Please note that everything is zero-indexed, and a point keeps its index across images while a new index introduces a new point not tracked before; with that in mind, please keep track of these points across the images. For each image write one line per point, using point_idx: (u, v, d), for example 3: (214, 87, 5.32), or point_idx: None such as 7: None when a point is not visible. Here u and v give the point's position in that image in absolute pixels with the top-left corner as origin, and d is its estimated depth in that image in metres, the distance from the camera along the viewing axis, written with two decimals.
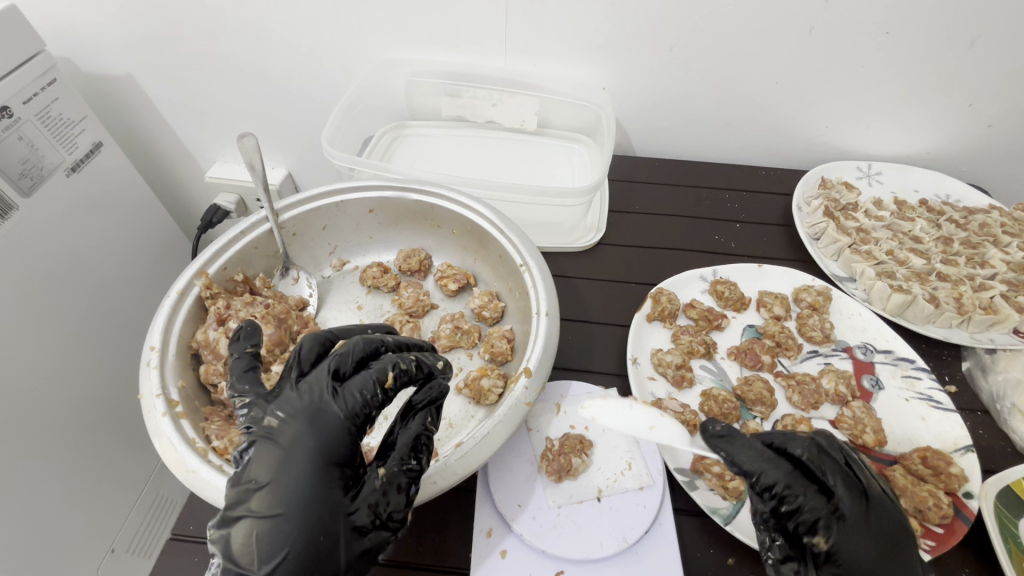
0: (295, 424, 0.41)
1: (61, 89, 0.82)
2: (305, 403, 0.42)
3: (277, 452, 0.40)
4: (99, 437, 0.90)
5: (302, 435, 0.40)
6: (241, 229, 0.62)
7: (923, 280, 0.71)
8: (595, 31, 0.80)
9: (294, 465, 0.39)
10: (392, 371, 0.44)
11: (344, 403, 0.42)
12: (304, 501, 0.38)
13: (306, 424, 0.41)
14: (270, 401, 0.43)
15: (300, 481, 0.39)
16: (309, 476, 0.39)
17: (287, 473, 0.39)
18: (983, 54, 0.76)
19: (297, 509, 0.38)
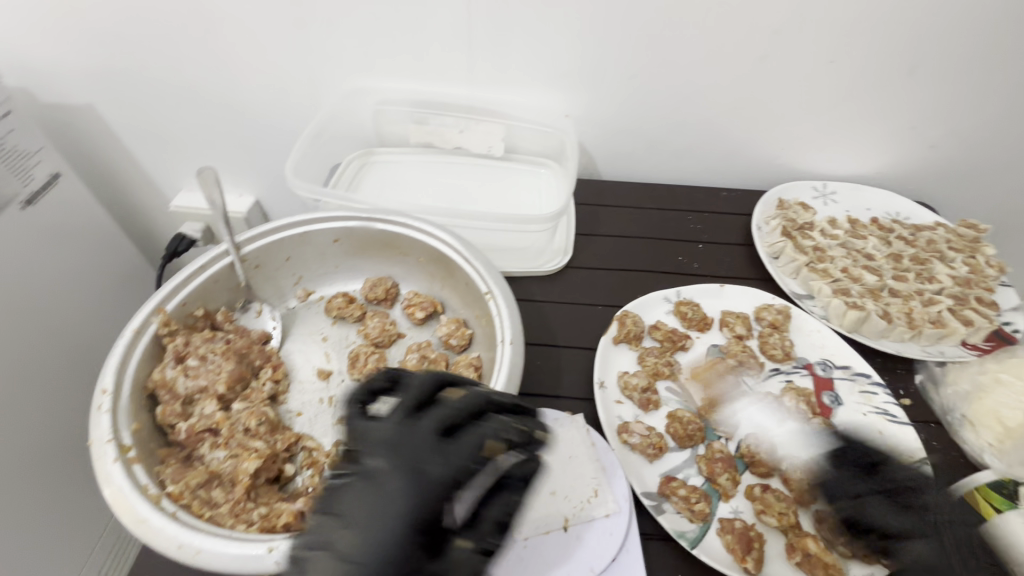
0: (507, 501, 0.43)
1: (16, 121, 0.80)
2: (446, 458, 0.41)
3: (376, 494, 0.39)
4: (59, 479, 0.86)
5: (402, 486, 0.39)
6: (201, 264, 0.62)
7: (877, 296, 0.74)
8: (557, 61, 0.83)
9: (388, 513, 0.38)
10: (501, 440, 0.44)
11: (450, 463, 0.41)
12: (386, 554, 0.36)
13: (407, 477, 0.40)
14: (382, 439, 0.43)
15: (389, 534, 0.37)
16: (397, 532, 0.37)
17: (380, 520, 0.38)
18: (920, 81, 0.81)
19: (381, 560, 0.36)
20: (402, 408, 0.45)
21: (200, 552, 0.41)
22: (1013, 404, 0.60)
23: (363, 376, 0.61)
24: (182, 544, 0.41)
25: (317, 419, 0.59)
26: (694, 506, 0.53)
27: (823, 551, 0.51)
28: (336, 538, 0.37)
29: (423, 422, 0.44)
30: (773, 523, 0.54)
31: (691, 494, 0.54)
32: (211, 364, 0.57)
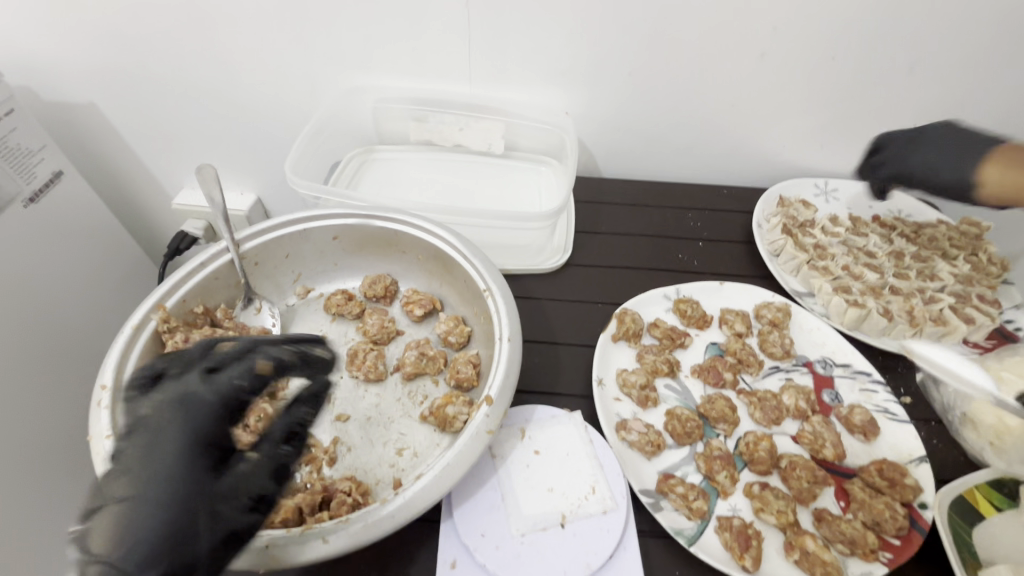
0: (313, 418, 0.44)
1: (20, 119, 0.81)
2: (221, 389, 0.41)
3: (145, 439, 0.37)
4: (63, 475, 0.86)
5: (172, 422, 0.38)
6: (201, 261, 0.62)
7: (878, 294, 0.73)
8: (557, 58, 0.82)
9: (159, 452, 0.36)
10: (269, 363, 0.44)
11: (220, 390, 0.41)
12: (171, 482, 0.35)
13: (178, 411, 0.39)
14: (143, 396, 0.40)
15: (168, 467, 0.36)
16: (175, 464, 0.36)
17: (152, 458, 0.36)
18: (923, 78, 0.80)
19: (166, 490, 0.35)
20: (177, 364, 0.42)
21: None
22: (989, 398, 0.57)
23: (361, 373, 0.61)
24: None
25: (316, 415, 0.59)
26: (692, 504, 0.53)
27: (823, 549, 0.51)
28: (114, 487, 0.35)
29: (187, 371, 0.42)
30: (771, 521, 0.54)
31: (689, 492, 0.54)
32: None
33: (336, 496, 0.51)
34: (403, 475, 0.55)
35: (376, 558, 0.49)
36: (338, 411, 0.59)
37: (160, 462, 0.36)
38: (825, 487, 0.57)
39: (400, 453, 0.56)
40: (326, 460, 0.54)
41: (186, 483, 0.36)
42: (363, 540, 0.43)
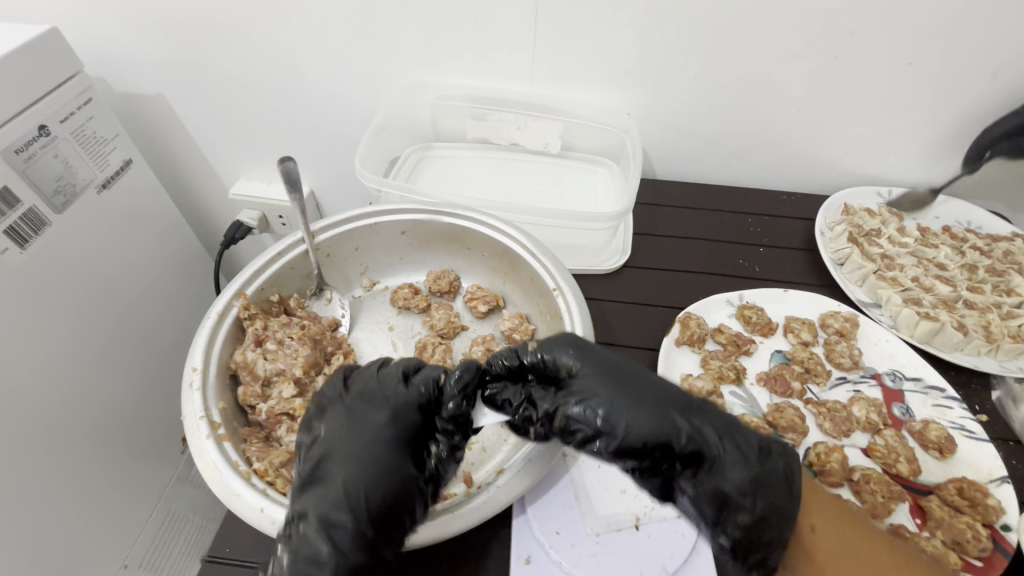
0: (602, 389, 0.46)
1: (96, 108, 0.84)
2: (393, 407, 0.47)
3: (334, 459, 0.43)
4: (117, 453, 0.90)
5: (350, 446, 0.44)
6: (278, 251, 0.63)
7: (950, 307, 0.72)
8: (621, 58, 0.82)
9: (345, 475, 0.43)
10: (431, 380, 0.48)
11: (389, 411, 0.47)
12: (356, 507, 0.41)
13: (347, 425, 0.46)
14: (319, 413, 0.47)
15: (354, 490, 0.42)
16: (361, 488, 0.42)
17: (343, 479, 0.42)
18: (1004, 85, 0.77)
19: (352, 514, 0.41)
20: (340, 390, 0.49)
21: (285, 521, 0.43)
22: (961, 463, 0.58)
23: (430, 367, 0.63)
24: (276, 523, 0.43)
25: None
26: None
27: None
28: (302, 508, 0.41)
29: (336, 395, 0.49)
30: None
31: None
32: (288, 349, 0.59)
33: None
34: (471, 468, 0.56)
35: (449, 549, 0.49)
36: None
37: (342, 510, 0.41)
38: (901, 503, 0.56)
39: (469, 447, 0.58)
40: None
41: (366, 511, 0.41)
42: (446, 531, 0.45)
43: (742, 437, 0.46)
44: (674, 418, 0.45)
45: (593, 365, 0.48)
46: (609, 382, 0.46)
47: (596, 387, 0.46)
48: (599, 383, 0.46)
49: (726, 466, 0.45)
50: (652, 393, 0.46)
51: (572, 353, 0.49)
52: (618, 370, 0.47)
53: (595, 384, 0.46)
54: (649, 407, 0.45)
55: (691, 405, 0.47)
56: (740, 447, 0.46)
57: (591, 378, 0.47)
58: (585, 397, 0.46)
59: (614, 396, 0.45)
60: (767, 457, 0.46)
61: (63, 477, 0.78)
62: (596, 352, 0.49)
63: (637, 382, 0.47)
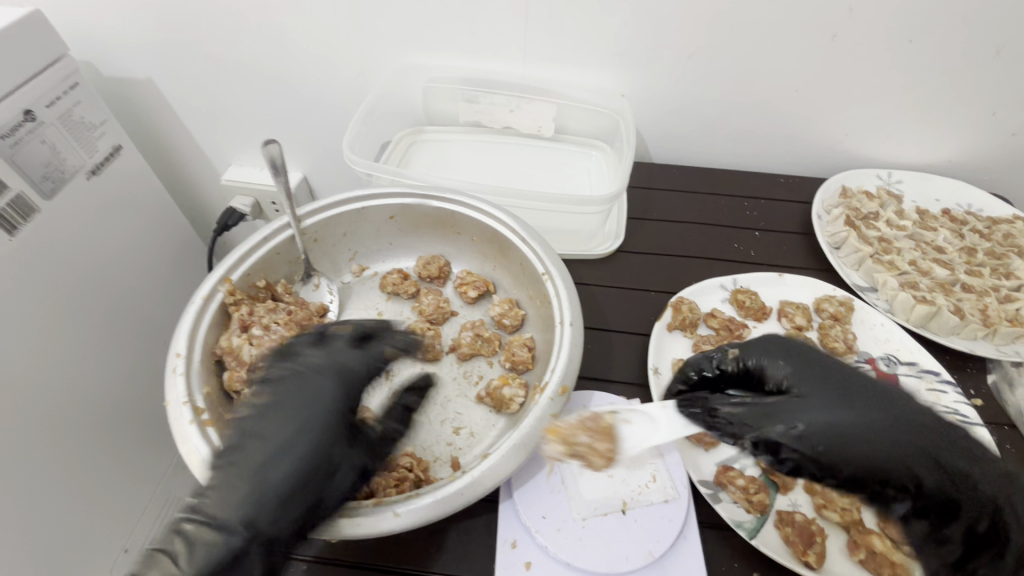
0: (828, 403, 0.46)
1: (82, 93, 0.83)
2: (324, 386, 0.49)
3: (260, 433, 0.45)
4: (115, 439, 0.90)
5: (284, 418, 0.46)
6: (264, 236, 0.63)
7: (947, 291, 0.71)
8: (615, 38, 0.80)
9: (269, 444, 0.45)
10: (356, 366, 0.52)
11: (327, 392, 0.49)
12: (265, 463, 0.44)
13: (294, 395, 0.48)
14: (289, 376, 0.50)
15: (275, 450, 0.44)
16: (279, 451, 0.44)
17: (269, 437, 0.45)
18: (1008, 63, 0.75)
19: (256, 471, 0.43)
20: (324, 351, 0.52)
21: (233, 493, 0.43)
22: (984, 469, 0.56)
23: (418, 352, 0.62)
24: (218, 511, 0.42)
25: (374, 392, 0.60)
26: (752, 497, 0.52)
27: (891, 549, 0.49)
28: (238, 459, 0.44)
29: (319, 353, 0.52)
30: (835, 519, 0.52)
31: (750, 484, 0.52)
32: (273, 333, 0.57)
33: (398, 471, 0.52)
34: (459, 454, 0.56)
35: (436, 533, 0.50)
36: (395, 388, 0.61)
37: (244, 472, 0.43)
38: None
39: (456, 432, 0.57)
40: None
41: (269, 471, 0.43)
42: (432, 514, 0.44)
43: (963, 474, 0.46)
44: (903, 447, 0.45)
45: (810, 374, 0.49)
46: (835, 397, 0.47)
47: (821, 405, 0.46)
48: (826, 396, 0.47)
49: (960, 505, 0.45)
50: (900, 409, 0.47)
51: (793, 366, 0.50)
52: (876, 387, 0.48)
53: (822, 397, 0.47)
54: (906, 428, 0.46)
55: (911, 428, 0.46)
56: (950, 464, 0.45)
57: (816, 394, 0.47)
58: (803, 421, 0.45)
59: (840, 400, 0.47)
60: (969, 480, 0.45)
61: (61, 464, 0.79)
62: (820, 365, 0.50)
63: (875, 401, 0.47)
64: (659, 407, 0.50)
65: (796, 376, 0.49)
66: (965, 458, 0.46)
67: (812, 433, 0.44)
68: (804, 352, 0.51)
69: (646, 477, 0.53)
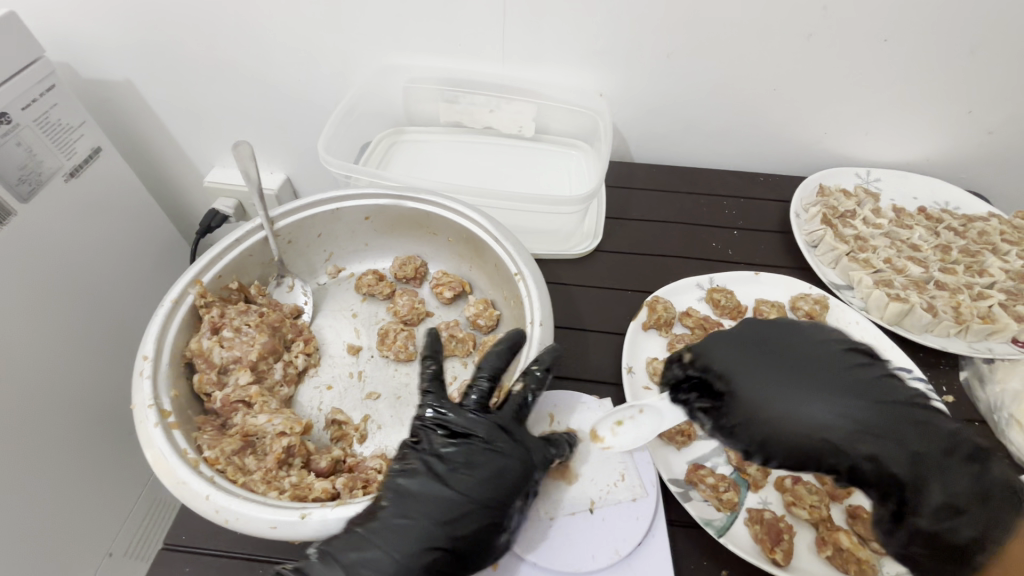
0: (760, 390, 0.46)
1: (59, 94, 0.82)
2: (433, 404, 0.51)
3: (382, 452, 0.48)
4: (97, 443, 0.90)
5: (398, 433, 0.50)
6: (237, 237, 0.63)
7: (921, 288, 0.71)
8: (593, 38, 0.80)
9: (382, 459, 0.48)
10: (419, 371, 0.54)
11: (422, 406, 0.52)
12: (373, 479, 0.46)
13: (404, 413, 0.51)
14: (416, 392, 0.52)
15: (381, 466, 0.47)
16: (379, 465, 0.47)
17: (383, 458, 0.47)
18: (982, 62, 0.76)
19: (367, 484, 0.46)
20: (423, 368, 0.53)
21: (236, 517, 0.43)
22: None
23: (391, 353, 0.62)
24: (218, 508, 0.43)
25: (346, 393, 0.60)
26: (722, 495, 0.52)
27: (858, 546, 0.49)
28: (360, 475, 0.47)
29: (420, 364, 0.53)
30: (804, 516, 0.52)
31: (719, 482, 0.53)
32: (244, 336, 0.58)
33: (366, 473, 0.52)
34: None
35: None
36: (368, 389, 0.61)
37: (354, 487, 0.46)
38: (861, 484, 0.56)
39: None
40: (356, 437, 0.56)
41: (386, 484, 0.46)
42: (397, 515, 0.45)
43: (918, 450, 0.43)
44: (848, 425, 0.44)
45: (752, 360, 0.48)
46: (774, 383, 0.46)
47: (760, 394, 0.46)
48: (761, 385, 0.46)
49: (919, 488, 0.43)
50: (843, 388, 0.46)
51: (728, 355, 0.49)
52: (818, 366, 0.47)
53: (755, 387, 0.46)
54: (848, 408, 0.45)
55: (861, 409, 0.44)
56: (906, 444, 0.43)
57: (752, 384, 0.47)
58: (734, 415, 0.46)
59: (779, 384, 0.46)
60: (942, 459, 0.43)
61: (43, 469, 0.79)
62: (765, 348, 0.49)
63: (818, 383, 0.46)
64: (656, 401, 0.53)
65: (729, 365, 0.48)
66: (919, 432, 0.44)
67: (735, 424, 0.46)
68: (752, 336, 0.51)
69: (614, 477, 0.53)
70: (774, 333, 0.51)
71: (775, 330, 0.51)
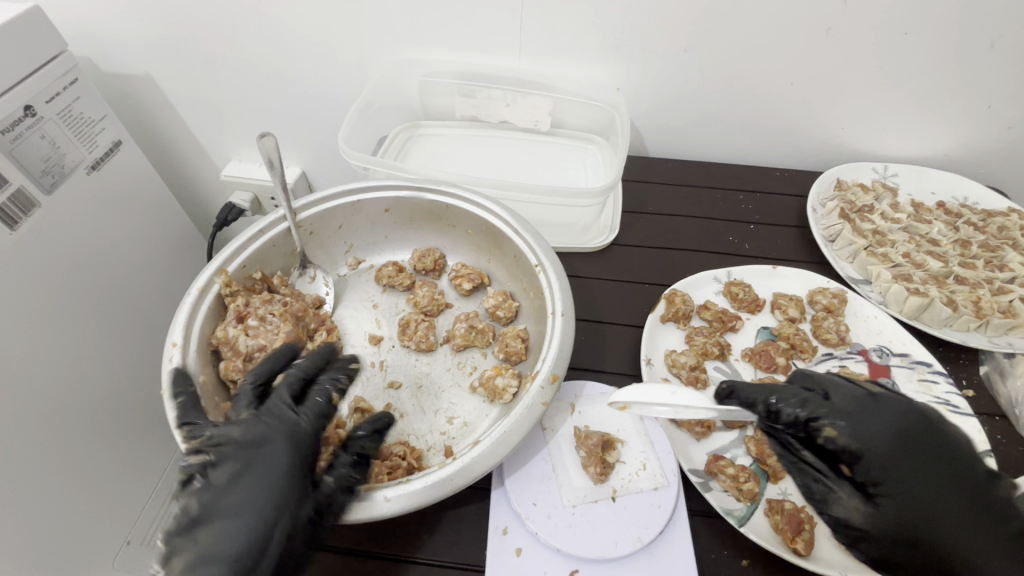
0: (903, 497, 0.45)
1: (82, 88, 0.83)
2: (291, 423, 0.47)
3: (250, 449, 0.45)
4: (118, 435, 0.91)
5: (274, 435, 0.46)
6: (260, 228, 0.64)
7: (940, 283, 0.71)
8: (609, 33, 0.80)
9: (256, 477, 0.44)
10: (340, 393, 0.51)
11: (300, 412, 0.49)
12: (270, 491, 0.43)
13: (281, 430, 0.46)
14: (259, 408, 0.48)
15: (274, 482, 0.44)
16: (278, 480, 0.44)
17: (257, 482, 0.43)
18: (1003, 56, 0.75)
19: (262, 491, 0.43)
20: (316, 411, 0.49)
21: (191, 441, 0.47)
22: None
23: (412, 343, 0.63)
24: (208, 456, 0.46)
25: (368, 382, 0.61)
26: (742, 486, 0.52)
27: None
28: (235, 490, 0.43)
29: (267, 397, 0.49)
30: None
31: (739, 473, 0.53)
32: (269, 325, 0.59)
33: (391, 459, 0.52)
34: (452, 442, 0.56)
35: (429, 521, 0.51)
36: (389, 378, 0.61)
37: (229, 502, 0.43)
38: None
39: (450, 422, 0.58)
40: None
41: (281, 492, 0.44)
42: (420, 501, 0.45)
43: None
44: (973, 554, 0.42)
45: (903, 466, 0.46)
46: (926, 497, 0.44)
47: (896, 505, 0.45)
48: (912, 496, 0.45)
49: None
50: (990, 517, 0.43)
51: (881, 456, 0.46)
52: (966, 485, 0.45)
53: (898, 493, 0.45)
54: (983, 540, 0.42)
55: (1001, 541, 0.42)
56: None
57: (899, 494, 0.45)
58: (856, 514, 0.47)
59: (918, 498, 0.44)
60: None
61: (66, 456, 0.80)
62: (919, 445, 0.46)
63: (960, 501, 0.44)
64: (724, 418, 0.51)
65: (880, 468, 0.46)
66: None
67: (871, 533, 0.45)
68: (913, 426, 0.47)
69: (636, 468, 0.54)
70: (930, 429, 0.47)
71: (939, 430, 0.47)
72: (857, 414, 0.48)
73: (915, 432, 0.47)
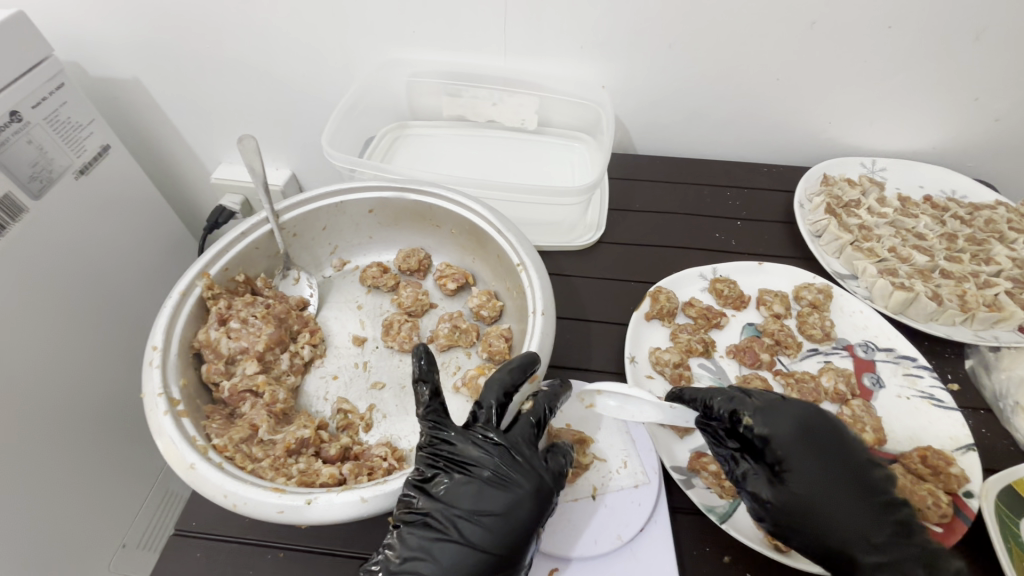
0: (809, 480, 0.47)
1: (68, 93, 0.83)
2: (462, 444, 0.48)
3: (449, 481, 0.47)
4: (113, 437, 0.92)
5: (479, 465, 0.47)
6: (242, 230, 0.64)
7: (926, 277, 0.71)
8: (594, 30, 0.80)
9: (483, 507, 0.45)
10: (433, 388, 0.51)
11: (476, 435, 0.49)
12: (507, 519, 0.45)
13: (467, 460, 0.47)
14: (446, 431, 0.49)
15: (480, 514, 0.45)
16: (508, 514, 0.45)
17: (462, 516, 0.45)
18: (988, 48, 0.75)
19: (501, 521, 0.44)
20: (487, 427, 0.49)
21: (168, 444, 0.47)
22: (944, 442, 0.57)
23: (396, 344, 0.63)
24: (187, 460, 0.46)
25: (351, 383, 0.61)
26: (725, 482, 0.52)
27: None
28: (468, 522, 0.45)
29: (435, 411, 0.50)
30: None
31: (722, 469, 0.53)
32: (251, 327, 0.59)
33: (371, 460, 0.53)
34: None
35: None
36: (373, 379, 0.61)
37: (473, 532, 0.44)
38: None
39: None
40: (361, 426, 0.57)
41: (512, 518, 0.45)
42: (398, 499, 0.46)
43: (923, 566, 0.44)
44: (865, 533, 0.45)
45: (808, 452, 0.48)
46: (827, 484, 0.47)
47: (802, 486, 0.46)
48: (816, 479, 0.47)
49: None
50: (884, 506, 0.46)
51: (790, 441, 0.48)
52: (865, 479, 0.47)
53: (804, 477, 0.47)
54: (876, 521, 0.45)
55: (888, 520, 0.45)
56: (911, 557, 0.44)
57: (807, 478, 0.47)
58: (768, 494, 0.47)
59: (821, 481, 0.47)
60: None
61: (59, 458, 0.80)
62: (823, 435, 0.49)
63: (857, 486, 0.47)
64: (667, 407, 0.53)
65: (789, 453, 0.48)
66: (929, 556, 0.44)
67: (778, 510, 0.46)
68: (815, 417, 0.50)
69: (615, 467, 0.54)
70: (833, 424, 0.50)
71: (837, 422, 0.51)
72: (773, 408, 0.50)
73: (818, 423, 0.50)
